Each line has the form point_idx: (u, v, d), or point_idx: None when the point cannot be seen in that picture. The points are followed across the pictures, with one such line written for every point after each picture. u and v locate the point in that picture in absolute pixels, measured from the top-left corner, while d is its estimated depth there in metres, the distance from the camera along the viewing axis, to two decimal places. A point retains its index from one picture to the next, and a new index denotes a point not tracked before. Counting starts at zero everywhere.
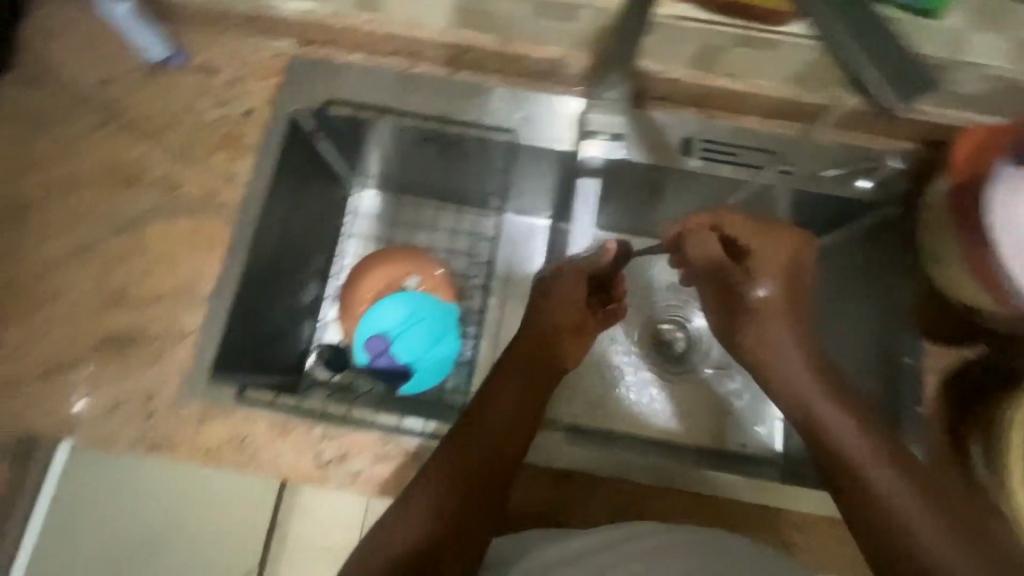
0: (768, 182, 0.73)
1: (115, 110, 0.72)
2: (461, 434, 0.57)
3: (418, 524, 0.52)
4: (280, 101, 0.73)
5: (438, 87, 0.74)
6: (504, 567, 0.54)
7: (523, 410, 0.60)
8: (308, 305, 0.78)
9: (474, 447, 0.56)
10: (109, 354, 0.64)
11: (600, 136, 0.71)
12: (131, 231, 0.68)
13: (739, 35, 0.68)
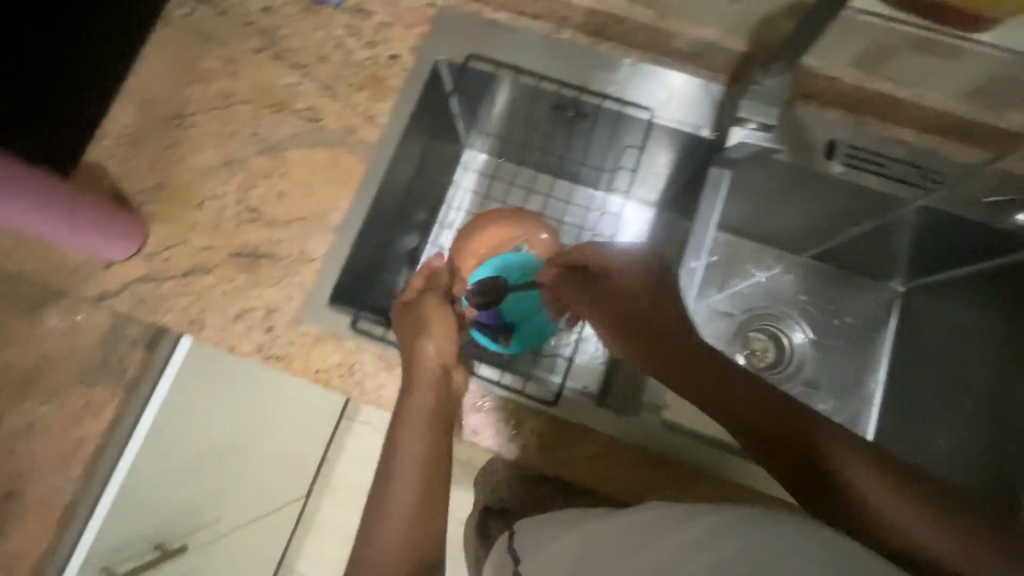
0: (915, 200, 0.68)
1: (272, 37, 0.77)
2: (400, 439, 0.55)
3: (398, 536, 0.51)
4: (425, 50, 0.75)
5: (582, 56, 0.73)
6: (527, 545, 0.52)
7: (435, 416, 0.57)
8: (409, 252, 0.82)
9: (407, 454, 0.54)
10: (241, 265, 0.69)
11: (748, 125, 0.65)
12: (275, 154, 0.73)
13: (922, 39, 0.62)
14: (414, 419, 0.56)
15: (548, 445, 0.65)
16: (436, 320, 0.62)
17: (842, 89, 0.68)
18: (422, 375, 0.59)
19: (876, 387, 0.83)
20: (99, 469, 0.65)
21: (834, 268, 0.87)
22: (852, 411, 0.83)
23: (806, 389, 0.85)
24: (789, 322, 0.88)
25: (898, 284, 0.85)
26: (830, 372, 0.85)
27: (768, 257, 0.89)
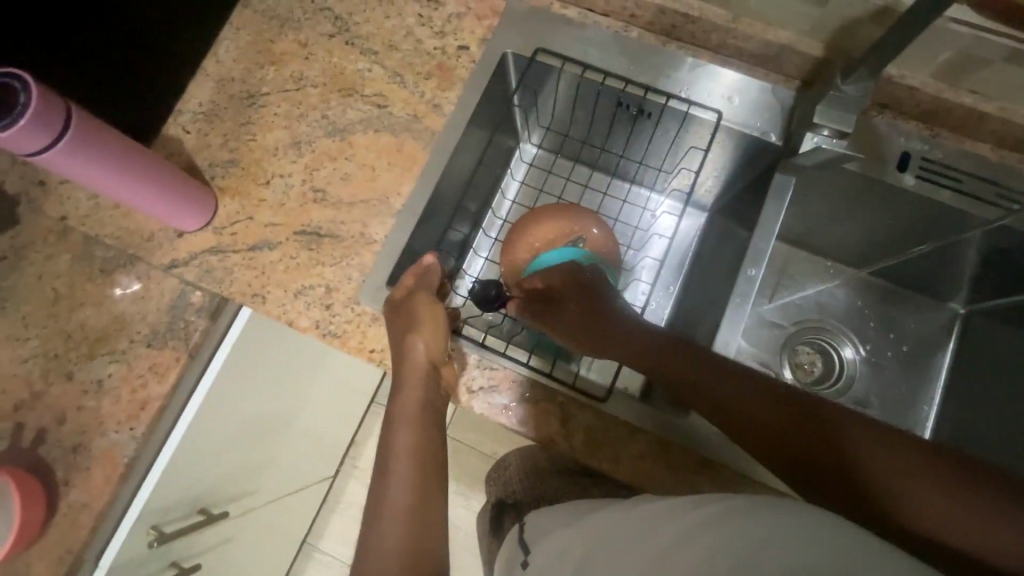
0: (989, 219, 0.66)
1: (345, 24, 0.79)
2: (394, 430, 0.60)
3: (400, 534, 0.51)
4: (492, 42, 0.76)
5: (650, 55, 0.73)
6: (537, 539, 0.54)
7: (424, 410, 0.61)
8: (461, 241, 0.83)
9: (401, 450, 0.58)
10: (304, 243, 0.71)
11: (824, 132, 0.64)
12: (342, 137, 0.74)
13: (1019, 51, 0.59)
14: (406, 414, 0.61)
15: (598, 443, 0.65)
16: (425, 319, 0.63)
17: (922, 100, 0.66)
18: (411, 371, 0.62)
19: (929, 411, 0.81)
20: (159, 429, 0.68)
21: (891, 286, 0.85)
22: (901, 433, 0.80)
23: (853, 406, 0.82)
24: (841, 337, 0.85)
25: (959, 305, 0.82)
26: (882, 391, 0.83)
27: (824, 271, 0.87)
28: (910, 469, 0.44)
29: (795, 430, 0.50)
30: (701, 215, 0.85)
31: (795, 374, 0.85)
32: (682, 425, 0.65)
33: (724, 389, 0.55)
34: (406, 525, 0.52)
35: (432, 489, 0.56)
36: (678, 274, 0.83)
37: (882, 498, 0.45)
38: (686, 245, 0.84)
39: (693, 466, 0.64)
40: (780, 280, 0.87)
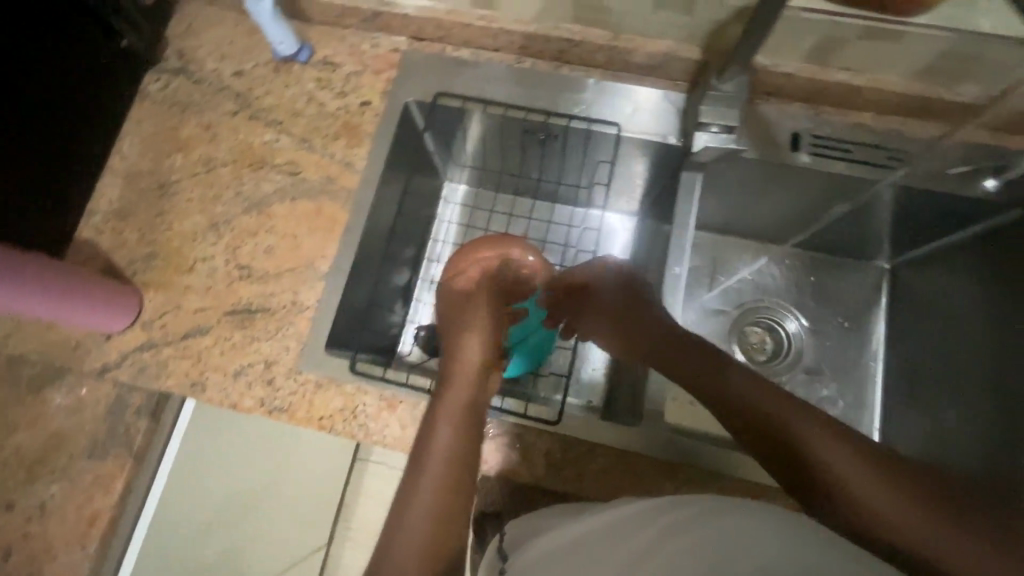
0: (883, 181, 0.70)
1: (247, 100, 0.79)
2: (437, 419, 0.58)
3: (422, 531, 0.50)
4: (393, 94, 0.77)
5: (544, 82, 0.76)
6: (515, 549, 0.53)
7: (470, 416, 0.59)
8: (403, 288, 0.84)
9: (437, 451, 0.55)
10: (237, 322, 0.70)
11: (711, 129, 0.67)
12: (259, 211, 0.74)
13: (868, 28, 0.63)
14: (450, 408, 0.59)
15: (563, 462, 0.65)
16: (477, 319, 0.67)
17: (799, 83, 0.70)
18: (459, 370, 0.63)
19: (876, 366, 0.84)
20: (112, 543, 0.65)
21: (815, 256, 0.89)
22: (855, 394, 0.83)
23: (806, 376, 0.85)
24: (783, 312, 0.89)
25: (885, 262, 0.86)
26: (830, 356, 0.86)
27: (755, 252, 0.90)
28: (907, 512, 0.43)
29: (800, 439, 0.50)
30: (629, 222, 0.88)
31: (748, 355, 0.87)
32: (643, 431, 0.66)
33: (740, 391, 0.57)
34: (431, 523, 0.50)
35: (461, 504, 0.53)
36: None
37: (874, 520, 0.43)
38: (620, 253, 0.87)
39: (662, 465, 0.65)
40: (715, 268, 0.90)
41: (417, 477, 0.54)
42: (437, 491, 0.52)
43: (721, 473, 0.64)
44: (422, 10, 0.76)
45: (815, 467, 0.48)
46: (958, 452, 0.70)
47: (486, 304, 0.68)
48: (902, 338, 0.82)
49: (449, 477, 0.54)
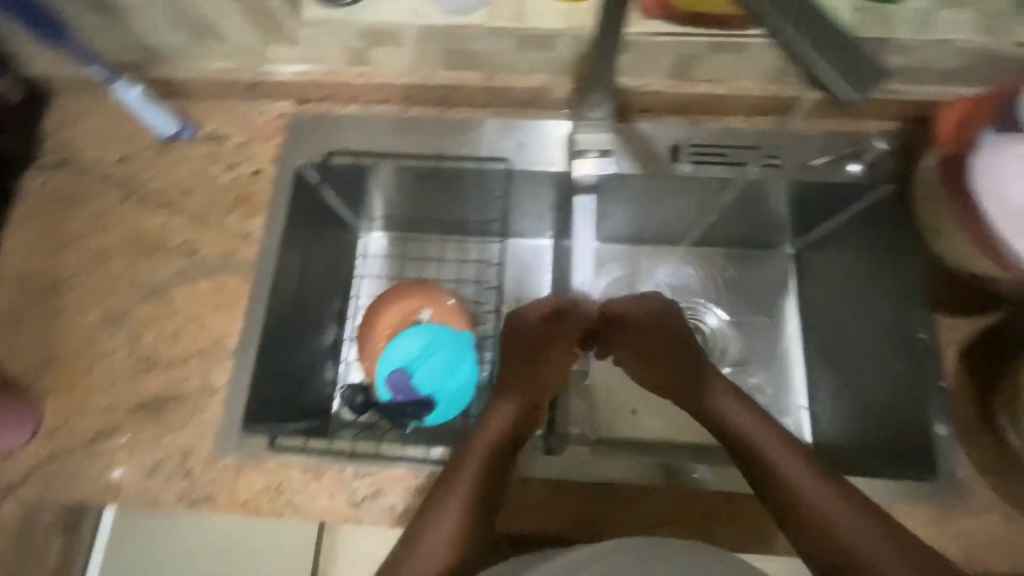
0: (760, 178, 0.74)
1: (134, 184, 0.77)
2: (469, 447, 0.63)
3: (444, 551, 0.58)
4: (284, 159, 0.77)
5: (431, 128, 0.77)
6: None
7: (506, 444, 0.64)
8: (329, 348, 0.80)
9: (466, 475, 0.61)
10: (147, 416, 0.68)
11: (589, 155, 0.70)
12: (160, 297, 0.72)
13: (712, 43, 0.68)
14: (489, 438, 0.64)
15: (518, 505, 0.64)
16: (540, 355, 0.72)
17: (667, 99, 0.74)
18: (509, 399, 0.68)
19: (795, 349, 0.84)
20: None
21: (730, 251, 0.89)
22: (780, 384, 0.83)
23: (733, 369, 0.84)
24: (704, 308, 0.88)
25: (790, 246, 0.87)
26: (755, 349, 0.85)
27: (674, 256, 0.90)
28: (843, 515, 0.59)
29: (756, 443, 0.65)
30: (547, 247, 0.86)
31: None
32: (595, 464, 0.65)
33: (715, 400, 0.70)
34: (449, 547, 0.58)
35: (479, 530, 0.60)
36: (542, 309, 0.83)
37: (805, 510, 0.60)
38: (542, 279, 0.84)
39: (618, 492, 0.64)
40: (635, 282, 0.88)
41: (446, 493, 0.60)
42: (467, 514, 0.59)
43: (647, 486, 0.64)
44: (299, 74, 0.76)
45: (765, 463, 0.63)
46: (872, 421, 0.73)
47: (540, 334, 0.71)
48: (815, 321, 0.83)
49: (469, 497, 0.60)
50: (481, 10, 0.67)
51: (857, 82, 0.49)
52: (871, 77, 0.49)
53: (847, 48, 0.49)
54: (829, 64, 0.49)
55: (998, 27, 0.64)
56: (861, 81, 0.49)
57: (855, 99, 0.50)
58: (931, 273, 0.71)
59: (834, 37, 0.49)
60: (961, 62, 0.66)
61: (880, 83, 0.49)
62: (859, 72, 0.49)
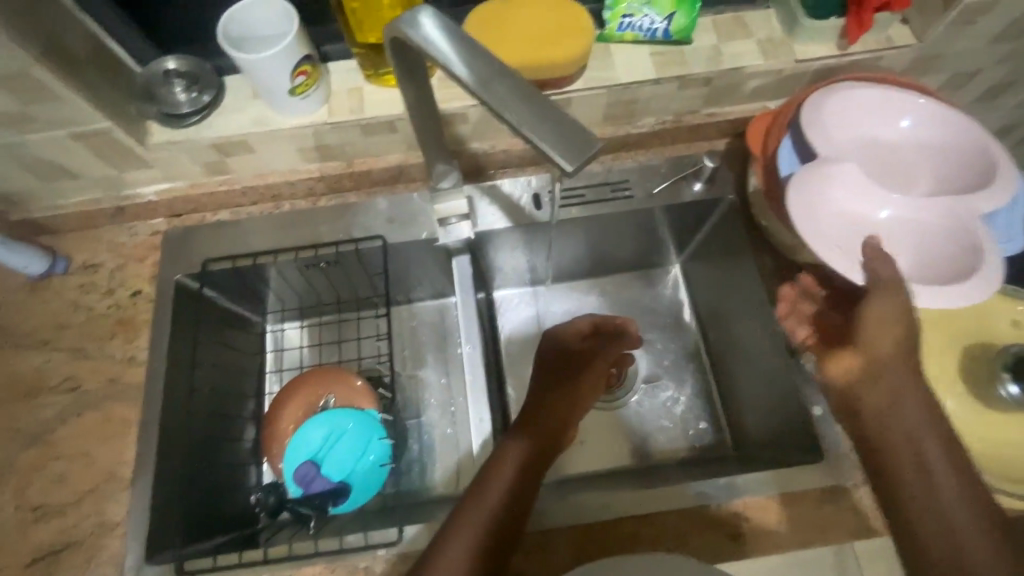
0: (619, 210, 0.79)
1: (4, 330, 0.75)
2: (499, 462, 0.61)
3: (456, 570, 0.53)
4: (161, 275, 0.77)
5: (302, 220, 0.79)
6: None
7: (534, 468, 0.62)
8: (250, 450, 0.79)
9: (491, 491, 0.58)
10: (41, 571, 0.64)
11: (454, 219, 0.76)
12: (44, 441, 0.70)
13: None
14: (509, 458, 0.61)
15: (534, 548, 0.64)
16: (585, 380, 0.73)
17: (518, 154, 0.80)
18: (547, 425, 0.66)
19: (701, 354, 0.89)
20: None
21: (627, 274, 0.94)
22: (692, 393, 0.88)
23: (648, 386, 0.88)
24: None
25: (674, 259, 0.93)
26: (664, 364, 0.89)
27: (578, 288, 0.94)
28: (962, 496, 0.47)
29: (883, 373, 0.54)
30: (452, 303, 0.89)
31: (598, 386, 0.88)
32: (566, 507, 0.66)
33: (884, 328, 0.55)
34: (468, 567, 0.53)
35: (498, 552, 0.55)
36: (460, 365, 0.85)
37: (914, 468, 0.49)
38: (452, 336, 0.87)
39: (610, 523, 0.65)
40: (541, 321, 0.91)
41: (467, 508, 0.57)
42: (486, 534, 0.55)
43: (556, 529, 0.65)
44: (164, 192, 0.78)
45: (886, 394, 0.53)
46: (765, 413, 0.78)
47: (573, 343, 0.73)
48: (708, 325, 0.88)
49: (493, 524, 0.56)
50: (322, 107, 0.72)
51: (573, 151, 0.36)
52: (582, 147, 0.36)
53: (559, 117, 0.38)
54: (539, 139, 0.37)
55: (774, 49, 0.73)
56: (570, 151, 0.36)
57: (579, 171, 0.37)
58: (781, 267, 0.77)
59: (540, 109, 0.38)
60: (755, 83, 0.75)
61: (593, 152, 0.37)
62: (574, 133, 0.37)
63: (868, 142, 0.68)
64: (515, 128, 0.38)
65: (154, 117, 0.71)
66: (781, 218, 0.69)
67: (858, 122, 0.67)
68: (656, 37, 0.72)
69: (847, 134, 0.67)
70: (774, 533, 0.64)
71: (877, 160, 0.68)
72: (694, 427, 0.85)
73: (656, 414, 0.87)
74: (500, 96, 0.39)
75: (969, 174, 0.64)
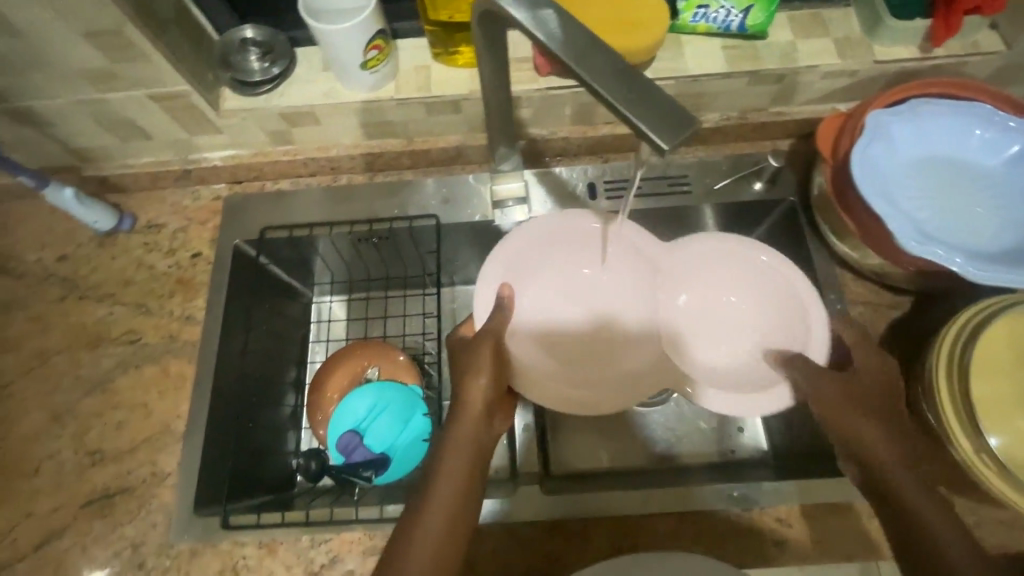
0: (675, 205, 0.78)
1: (73, 281, 0.78)
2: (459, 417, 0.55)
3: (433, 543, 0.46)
4: (221, 240, 0.79)
5: (357, 193, 0.80)
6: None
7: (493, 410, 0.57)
8: (289, 418, 0.80)
9: (460, 453, 0.52)
10: (95, 513, 0.67)
11: (510, 204, 0.76)
12: (104, 390, 0.73)
13: None
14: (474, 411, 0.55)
15: (570, 536, 0.64)
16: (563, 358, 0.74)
17: (576, 142, 0.80)
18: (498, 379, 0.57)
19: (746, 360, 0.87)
20: None
21: None
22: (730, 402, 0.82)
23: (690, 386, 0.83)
24: None
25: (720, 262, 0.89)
26: None
27: None
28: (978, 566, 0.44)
29: (878, 462, 0.51)
30: None
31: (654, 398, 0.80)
32: (604, 500, 0.65)
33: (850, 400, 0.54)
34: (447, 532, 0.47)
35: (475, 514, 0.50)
36: None
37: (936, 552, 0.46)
38: None
39: (645, 518, 0.64)
40: None
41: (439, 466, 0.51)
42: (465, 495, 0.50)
43: (590, 519, 0.65)
44: (229, 158, 0.80)
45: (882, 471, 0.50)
46: None
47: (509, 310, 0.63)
48: None
49: (455, 515, 0.48)
50: (389, 83, 0.73)
51: (671, 131, 0.36)
52: (682, 127, 0.35)
53: (656, 93, 0.37)
54: (633, 115, 0.37)
55: (851, 49, 0.71)
56: (668, 130, 0.35)
57: (674, 151, 0.36)
58: (842, 272, 0.75)
59: (636, 84, 0.38)
60: (827, 83, 0.73)
61: (691, 133, 0.36)
62: (672, 114, 0.36)
63: (568, 308, 0.67)
64: (608, 101, 0.38)
65: (228, 83, 0.73)
66: (848, 219, 0.67)
67: (528, 340, 0.64)
68: (730, 30, 0.71)
69: (533, 328, 0.65)
70: (817, 544, 0.63)
71: (594, 306, 0.67)
72: (733, 441, 0.78)
73: (692, 423, 0.79)
74: (595, 70, 0.39)
75: (642, 263, 0.65)
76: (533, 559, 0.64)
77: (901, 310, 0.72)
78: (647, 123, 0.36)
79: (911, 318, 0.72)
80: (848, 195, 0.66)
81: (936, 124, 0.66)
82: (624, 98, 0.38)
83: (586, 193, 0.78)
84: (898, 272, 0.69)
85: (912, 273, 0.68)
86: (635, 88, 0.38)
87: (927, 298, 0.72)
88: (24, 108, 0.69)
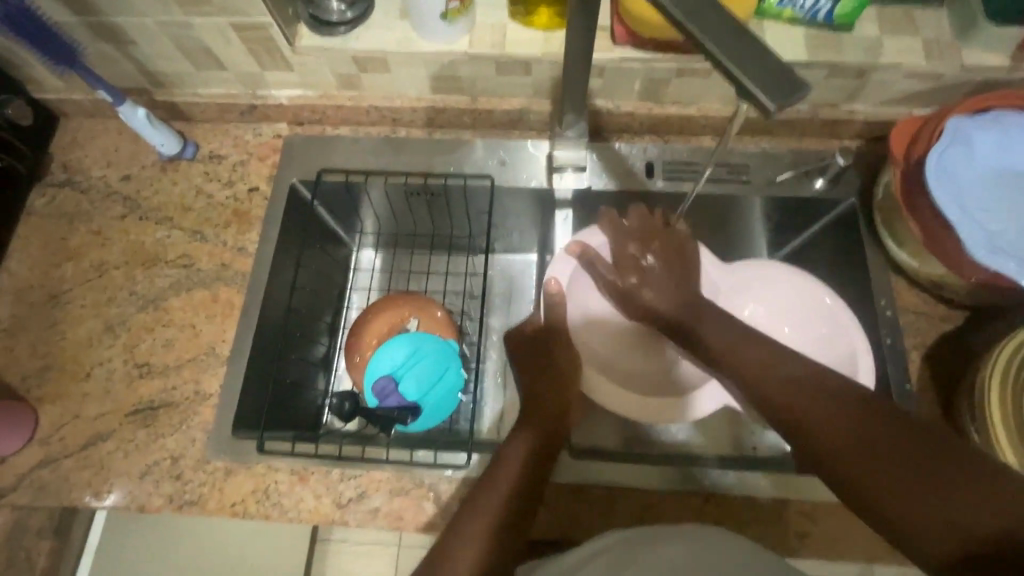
0: (733, 193, 0.76)
1: (135, 200, 0.81)
2: None
3: (487, 498, 0.55)
4: (279, 177, 0.81)
5: (415, 145, 0.81)
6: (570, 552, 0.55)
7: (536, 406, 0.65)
8: (322, 359, 0.82)
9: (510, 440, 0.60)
10: (139, 422, 0.70)
11: (567, 170, 0.76)
12: (156, 307, 0.75)
13: (676, 68, 0.72)
14: None
15: (594, 502, 0.65)
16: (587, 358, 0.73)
17: (640, 119, 0.79)
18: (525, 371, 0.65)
19: None
20: None
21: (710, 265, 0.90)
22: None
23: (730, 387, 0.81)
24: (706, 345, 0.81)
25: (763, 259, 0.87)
26: None
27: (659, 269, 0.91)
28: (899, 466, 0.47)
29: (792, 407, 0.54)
30: (534, 262, 0.89)
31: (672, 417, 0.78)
32: (630, 473, 0.66)
33: (761, 372, 0.58)
34: (497, 495, 0.55)
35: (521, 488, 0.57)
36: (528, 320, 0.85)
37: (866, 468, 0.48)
38: (528, 292, 0.88)
39: (670, 495, 0.65)
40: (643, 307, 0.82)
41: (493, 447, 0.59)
42: (512, 468, 0.58)
43: (613, 491, 0.65)
44: (295, 98, 0.81)
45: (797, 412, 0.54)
46: None
47: None
48: None
49: (503, 486, 0.56)
50: (464, 38, 0.73)
51: (780, 94, 0.38)
52: (790, 91, 0.38)
53: (767, 55, 0.39)
54: (745, 75, 0.39)
55: (939, 52, 0.69)
56: (778, 93, 0.38)
57: (780, 112, 0.38)
58: (895, 279, 0.73)
59: (746, 45, 0.40)
60: (908, 84, 0.71)
61: (799, 97, 0.38)
62: (781, 75, 0.39)
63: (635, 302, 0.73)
64: (720, 61, 0.40)
65: (306, 21, 0.74)
66: (914, 223, 0.66)
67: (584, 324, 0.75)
68: (817, 18, 0.69)
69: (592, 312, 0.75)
70: (839, 543, 0.63)
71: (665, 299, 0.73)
72: (749, 442, 0.77)
73: (712, 417, 0.78)
74: (704, 27, 0.40)
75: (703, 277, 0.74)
76: (555, 519, 0.65)
77: (952, 324, 0.71)
78: (761, 84, 0.38)
79: (961, 332, 0.71)
80: (918, 200, 0.65)
81: (1019, 140, 0.64)
82: (733, 57, 0.40)
83: (644, 172, 0.78)
84: (957, 284, 0.68)
85: (972, 285, 0.67)
86: (745, 48, 0.40)
87: (980, 315, 0.71)
88: (110, 24, 0.70)
